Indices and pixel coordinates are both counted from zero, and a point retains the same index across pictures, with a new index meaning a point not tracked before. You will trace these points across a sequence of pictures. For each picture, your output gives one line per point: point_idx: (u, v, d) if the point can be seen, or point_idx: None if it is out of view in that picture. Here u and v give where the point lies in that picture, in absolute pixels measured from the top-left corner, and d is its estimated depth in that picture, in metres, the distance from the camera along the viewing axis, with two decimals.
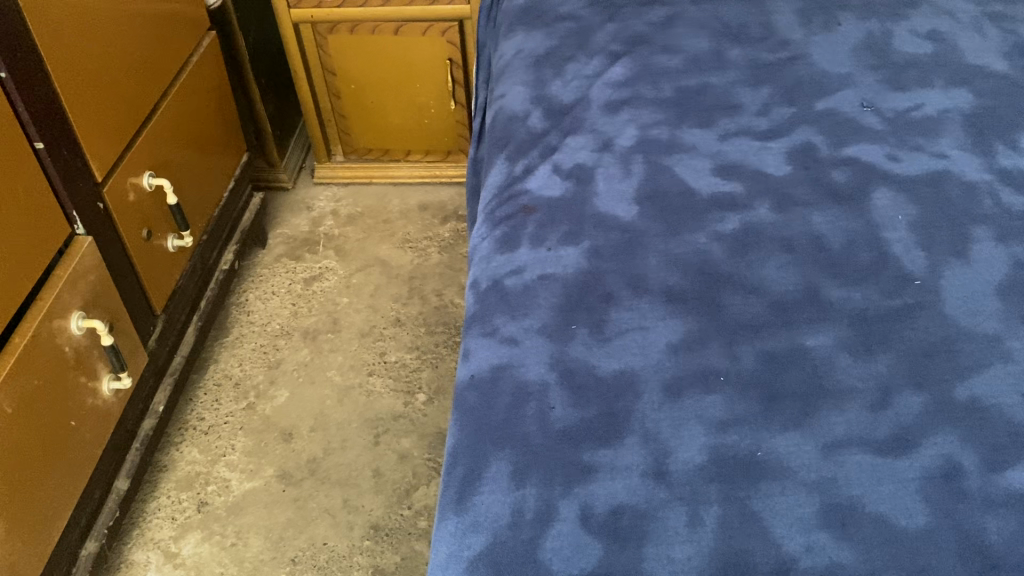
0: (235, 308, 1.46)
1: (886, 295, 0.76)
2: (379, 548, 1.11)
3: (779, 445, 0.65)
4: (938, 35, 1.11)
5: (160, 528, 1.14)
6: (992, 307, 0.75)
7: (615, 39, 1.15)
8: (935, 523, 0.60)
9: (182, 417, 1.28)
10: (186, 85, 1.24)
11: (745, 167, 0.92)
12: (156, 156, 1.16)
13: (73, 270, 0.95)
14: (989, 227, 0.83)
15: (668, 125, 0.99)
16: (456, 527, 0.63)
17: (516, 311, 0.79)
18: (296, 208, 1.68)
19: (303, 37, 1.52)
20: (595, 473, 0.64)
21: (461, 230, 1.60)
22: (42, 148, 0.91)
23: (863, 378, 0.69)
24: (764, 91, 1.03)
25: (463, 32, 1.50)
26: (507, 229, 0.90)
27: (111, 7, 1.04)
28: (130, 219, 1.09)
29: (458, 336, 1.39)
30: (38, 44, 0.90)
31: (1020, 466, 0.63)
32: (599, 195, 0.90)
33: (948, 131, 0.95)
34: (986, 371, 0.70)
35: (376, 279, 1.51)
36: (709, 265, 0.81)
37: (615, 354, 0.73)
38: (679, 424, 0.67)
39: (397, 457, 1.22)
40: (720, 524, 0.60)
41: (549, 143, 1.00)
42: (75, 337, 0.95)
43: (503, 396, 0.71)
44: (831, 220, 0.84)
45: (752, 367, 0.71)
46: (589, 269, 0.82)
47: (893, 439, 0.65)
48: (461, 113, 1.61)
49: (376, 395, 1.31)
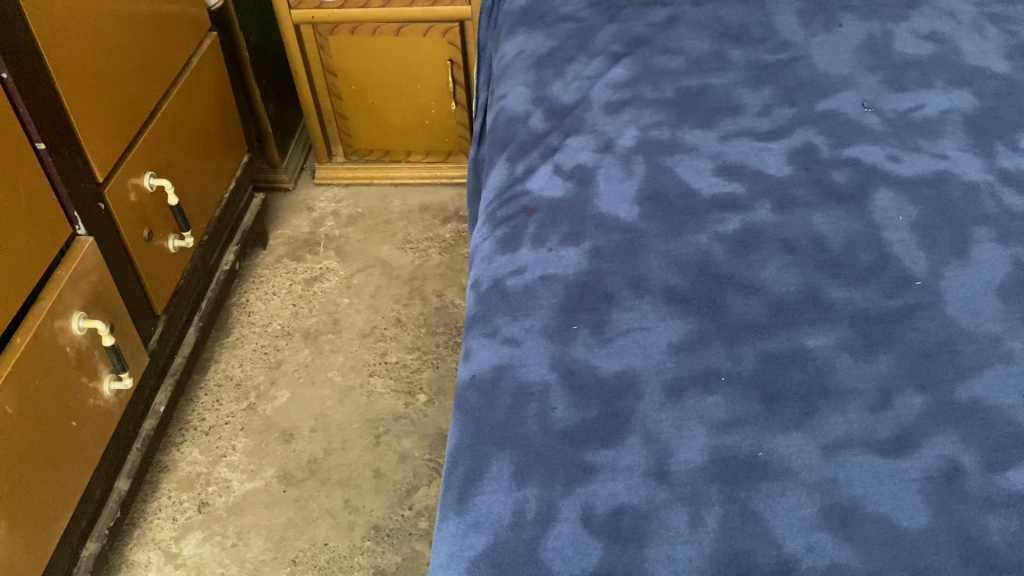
0: (236, 309, 1.46)
1: (887, 296, 0.77)
2: (380, 549, 1.11)
3: (780, 445, 0.65)
4: (938, 36, 1.11)
5: (161, 529, 1.14)
6: (993, 308, 0.75)
7: (615, 40, 1.15)
8: (936, 524, 0.60)
9: (183, 418, 1.28)
10: (188, 85, 1.24)
11: (746, 168, 0.92)
12: (157, 156, 1.16)
13: (75, 271, 0.95)
14: (990, 227, 0.83)
15: (669, 126, 0.99)
16: (457, 527, 0.63)
17: (517, 312, 0.79)
18: (297, 208, 1.68)
19: (304, 38, 1.52)
20: (597, 474, 0.64)
21: (462, 231, 1.61)
22: (43, 148, 0.91)
23: (865, 379, 0.69)
24: (765, 92, 1.04)
25: (464, 33, 1.50)
26: (508, 229, 0.90)
27: (113, 8, 1.04)
28: (131, 219, 1.10)
29: (458, 336, 1.40)
30: (40, 44, 0.90)
31: (1021, 466, 0.63)
32: (600, 195, 0.90)
33: (949, 132, 0.95)
34: (987, 372, 0.70)
35: (377, 279, 1.51)
36: (710, 266, 0.81)
37: (616, 354, 0.73)
38: (680, 424, 0.67)
39: (397, 458, 1.22)
40: (722, 524, 0.60)
41: (550, 144, 1.00)
42: (76, 337, 0.95)
43: (504, 396, 0.71)
44: (832, 220, 0.85)
45: (753, 368, 0.71)
46: (591, 269, 0.82)
47: (894, 439, 0.65)
48: (461, 113, 1.61)
49: (377, 396, 1.31)
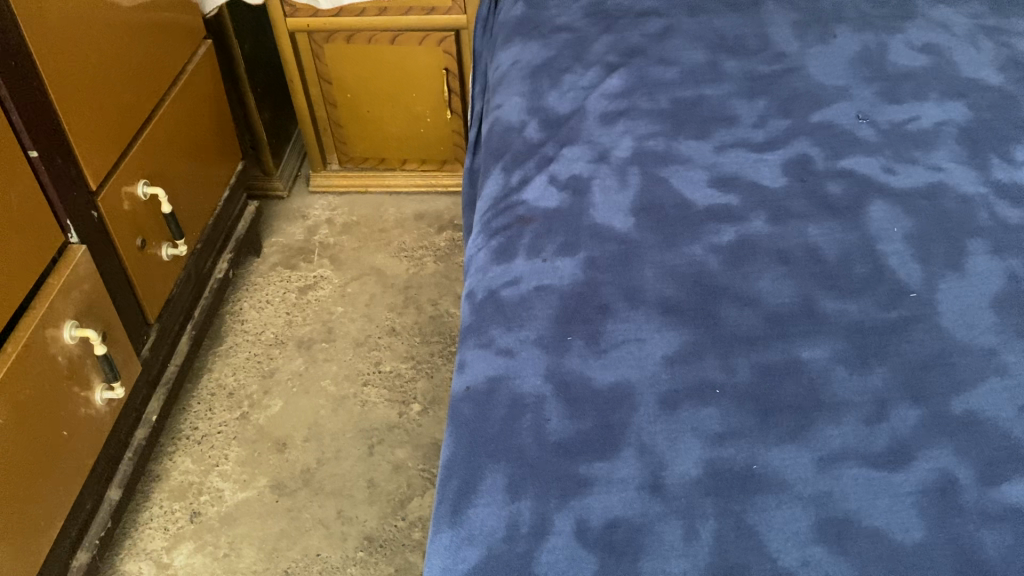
0: (229, 317, 1.45)
1: (881, 308, 0.77)
2: (372, 560, 1.11)
3: (775, 458, 0.65)
4: (933, 48, 1.12)
5: (152, 539, 1.13)
6: (987, 320, 0.75)
7: (611, 50, 1.16)
8: (930, 538, 0.59)
9: (176, 426, 1.27)
10: (183, 92, 1.24)
11: (741, 179, 0.92)
12: (151, 163, 1.16)
13: (67, 279, 0.95)
14: (985, 240, 0.83)
15: (664, 137, 0.99)
16: (450, 540, 0.63)
17: (512, 322, 0.78)
18: (292, 216, 1.67)
19: (300, 46, 1.52)
20: (591, 486, 0.64)
21: (456, 239, 1.61)
22: (36, 156, 0.91)
23: (860, 392, 0.69)
24: (759, 103, 1.04)
25: (460, 42, 1.50)
26: (503, 239, 0.90)
27: (109, 18, 1.04)
28: (124, 227, 1.09)
29: (453, 346, 1.39)
30: (34, 53, 0.90)
31: (1017, 480, 0.63)
32: (596, 205, 0.90)
33: (944, 143, 0.95)
34: (982, 385, 0.70)
35: (372, 288, 1.51)
36: (705, 278, 0.81)
37: (611, 365, 0.73)
38: (674, 436, 0.67)
39: (391, 468, 1.21)
40: (717, 538, 0.60)
41: (545, 153, 1.00)
42: (68, 346, 0.94)
43: (499, 408, 0.71)
44: (826, 232, 0.85)
45: (747, 380, 0.71)
46: (586, 280, 0.81)
47: (888, 452, 0.65)
48: (457, 122, 1.61)
49: (371, 405, 1.30)
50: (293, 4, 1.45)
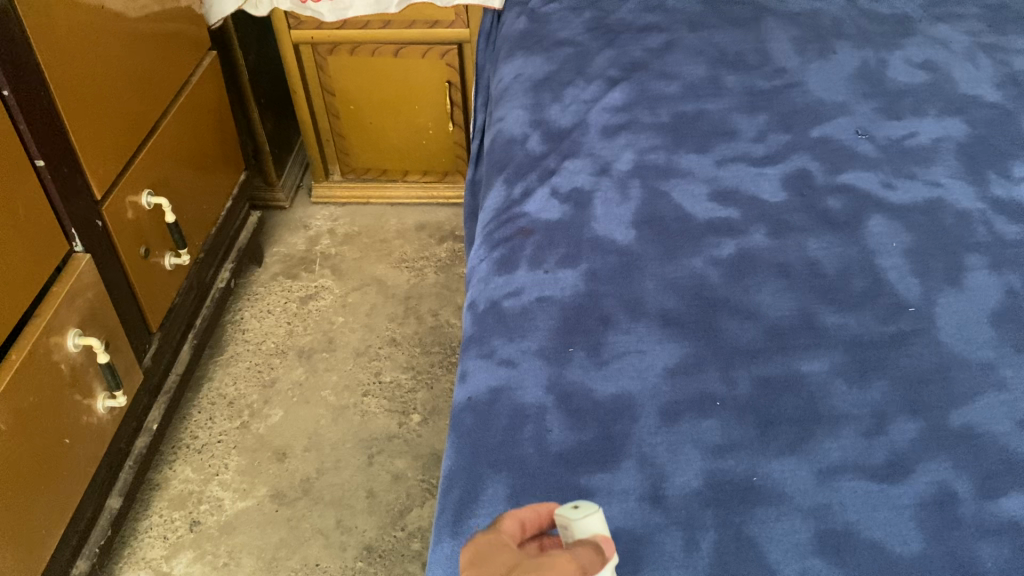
0: (229, 326, 1.46)
1: (880, 322, 0.77)
2: (372, 570, 1.11)
3: (775, 470, 0.65)
4: (932, 65, 1.13)
5: (151, 548, 1.13)
6: (985, 335, 0.76)
7: (613, 64, 1.17)
8: (929, 550, 0.60)
9: (176, 436, 1.27)
10: (187, 103, 1.25)
11: (741, 193, 0.93)
12: (155, 173, 1.17)
13: (71, 287, 0.95)
14: (983, 254, 0.84)
15: (665, 150, 1.00)
16: (452, 551, 0.63)
17: (514, 333, 0.79)
18: (293, 226, 1.68)
19: (303, 58, 1.53)
20: (592, 497, 0.64)
21: (457, 251, 1.61)
22: (42, 165, 0.92)
23: (859, 405, 0.70)
24: (760, 117, 1.05)
25: (462, 55, 1.51)
26: (505, 251, 0.91)
27: (116, 29, 1.05)
28: (129, 237, 1.10)
29: (453, 356, 1.40)
30: (42, 64, 0.91)
31: (1015, 493, 0.63)
32: (597, 217, 0.91)
33: (942, 159, 0.96)
34: (979, 399, 0.70)
35: (373, 298, 1.51)
36: (706, 290, 0.81)
37: (612, 377, 0.73)
38: (675, 448, 0.67)
39: (391, 478, 1.22)
40: (717, 549, 0.60)
41: (547, 166, 1.01)
42: (72, 354, 0.94)
43: (500, 418, 0.71)
44: (826, 246, 0.86)
45: (748, 393, 0.71)
46: (586, 291, 0.82)
47: (887, 465, 0.65)
48: (459, 134, 1.62)
49: (371, 415, 1.30)
50: (297, 16, 1.46)
